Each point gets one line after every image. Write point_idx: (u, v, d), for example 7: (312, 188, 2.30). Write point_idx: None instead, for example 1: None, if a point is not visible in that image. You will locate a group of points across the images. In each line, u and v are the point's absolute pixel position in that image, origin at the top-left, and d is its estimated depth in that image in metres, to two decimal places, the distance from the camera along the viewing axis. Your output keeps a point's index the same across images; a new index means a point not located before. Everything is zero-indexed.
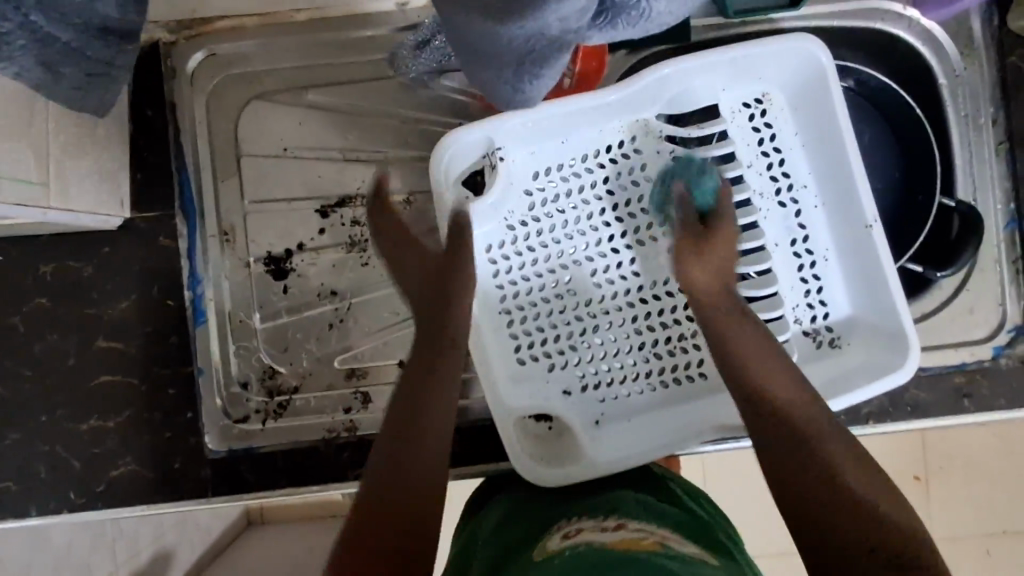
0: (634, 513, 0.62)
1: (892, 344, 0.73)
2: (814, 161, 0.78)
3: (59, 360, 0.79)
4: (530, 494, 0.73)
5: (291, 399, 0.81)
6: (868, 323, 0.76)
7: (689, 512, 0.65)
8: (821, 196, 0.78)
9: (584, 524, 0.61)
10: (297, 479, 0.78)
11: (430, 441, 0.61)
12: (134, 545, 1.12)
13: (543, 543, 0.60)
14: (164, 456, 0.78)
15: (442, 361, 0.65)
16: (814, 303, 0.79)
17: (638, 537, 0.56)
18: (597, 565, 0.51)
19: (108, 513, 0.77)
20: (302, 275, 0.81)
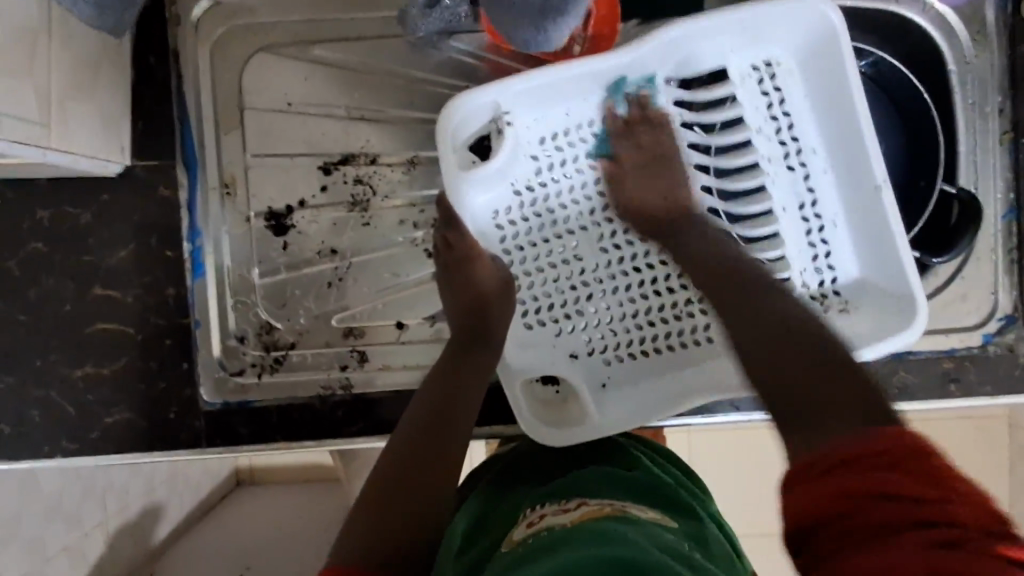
0: (595, 491, 0.65)
1: (900, 309, 0.73)
2: (826, 125, 0.78)
3: (55, 306, 0.78)
4: (507, 477, 0.75)
5: (287, 354, 0.81)
6: (877, 289, 0.77)
7: (650, 472, 0.70)
8: (830, 160, 0.79)
9: (546, 509, 0.63)
10: (291, 434, 0.79)
11: (451, 432, 0.67)
12: (123, 498, 1.13)
13: (511, 533, 0.63)
14: (159, 406, 0.79)
15: (469, 365, 0.72)
16: (823, 268, 0.80)
17: (597, 509, 0.59)
18: (549, 545, 0.54)
19: (100, 460, 0.78)
20: (302, 232, 0.81)
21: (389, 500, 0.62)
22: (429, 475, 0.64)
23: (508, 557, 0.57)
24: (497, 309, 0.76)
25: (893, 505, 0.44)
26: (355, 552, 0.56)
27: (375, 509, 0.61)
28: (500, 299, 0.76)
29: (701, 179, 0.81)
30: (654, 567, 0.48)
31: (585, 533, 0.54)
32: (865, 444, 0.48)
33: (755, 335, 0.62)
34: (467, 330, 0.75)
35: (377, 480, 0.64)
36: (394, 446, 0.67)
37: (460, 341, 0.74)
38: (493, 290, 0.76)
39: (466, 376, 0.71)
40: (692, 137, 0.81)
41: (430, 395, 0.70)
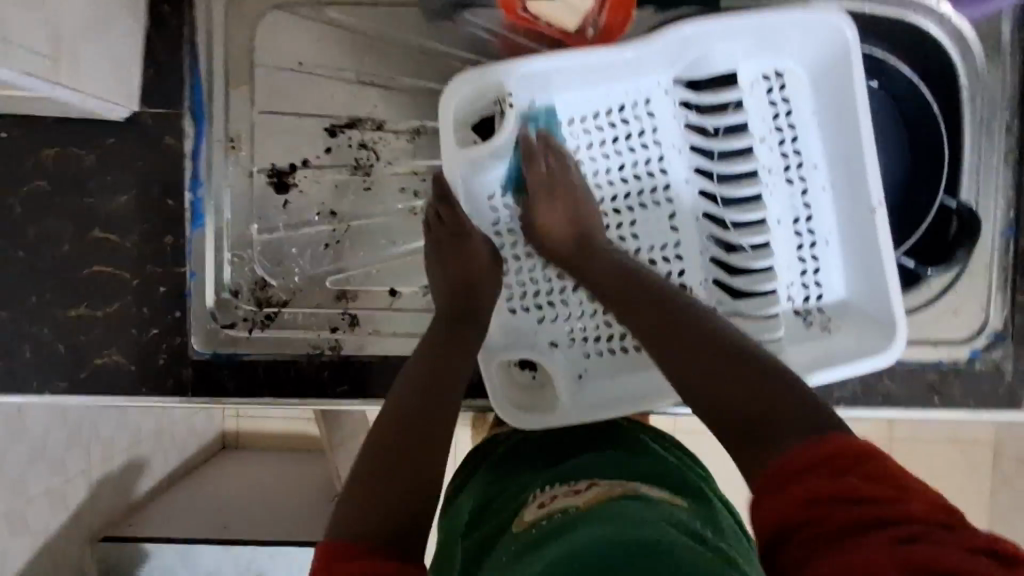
0: (605, 472, 0.64)
1: (879, 328, 0.74)
2: (829, 141, 0.77)
3: (53, 245, 0.79)
4: (508, 459, 0.75)
5: (279, 312, 0.82)
6: (860, 309, 0.77)
7: (656, 455, 0.70)
8: (829, 178, 0.78)
9: (558, 491, 0.62)
10: (277, 390, 0.79)
11: (446, 396, 0.67)
12: (108, 447, 1.14)
13: (521, 513, 0.62)
14: (148, 352, 0.79)
15: (462, 335, 0.72)
16: (809, 284, 0.80)
17: (608, 491, 0.59)
18: (565, 527, 0.54)
19: (87, 400, 0.79)
20: (303, 192, 0.82)
21: (387, 473, 0.59)
22: (423, 444, 0.62)
23: (523, 539, 0.57)
24: (486, 283, 0.76)
25: (851, 507, 0.43)
26: (355, 526, 0.54)
27: (373, 478, 0.58)
28: (490, 274, 0.76)
29: (698, 181, 0.81)
30: (662, 544, 0.47)
31: (599, 520, 0.52)
32: (824, 447, 0.47)
33: (689, 358, 0.59)
34: (458, 303, 0.74)
35: (372, 450, 0.61)
36: (386, 416, 0.65)
37: (451, 312, 0.73)
38: (483, 268, 0.76)
39: (452, 348, 0.71)
40: (695, 141, 0.81)
41: (414, 369, 0.69)
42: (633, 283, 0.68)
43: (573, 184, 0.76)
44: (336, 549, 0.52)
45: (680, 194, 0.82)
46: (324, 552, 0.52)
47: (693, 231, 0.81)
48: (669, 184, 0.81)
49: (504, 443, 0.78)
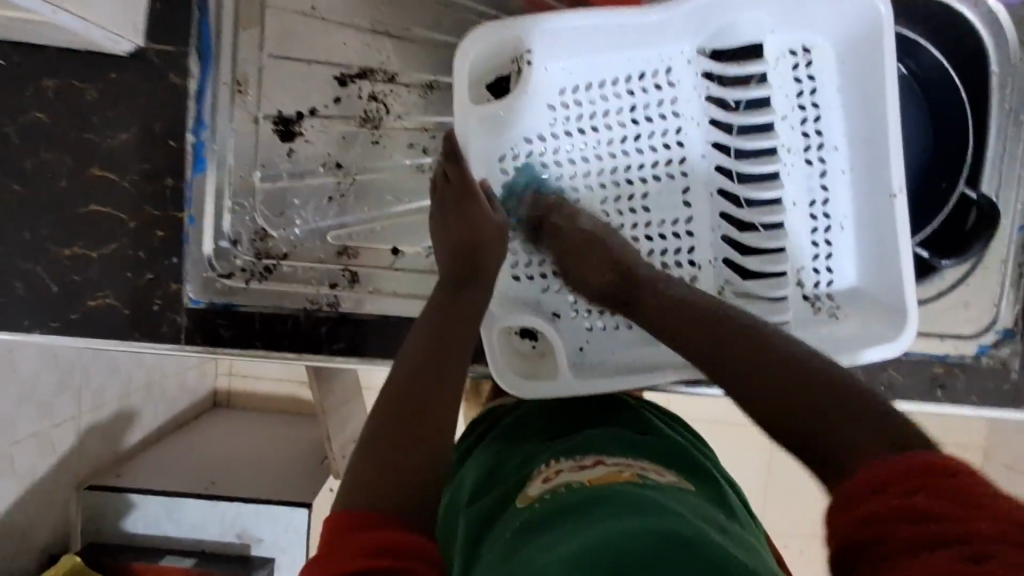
0: (614, 450, 0.63)
1: (889, 316, 0.71)
2: (852, 122, 0.74)
3: (50, 180, 0.77)
4: (514, 428, 0.73)
5: (278, 264, 0.80)
6: (872, 298, 0.74)
7: (661, 434, 0.69)
8: (849, 160, 0.75)
9: (564, 465, 0.61)
10: (273, 343, 0.78)
11: (448, 370, 0.64)
12: (97, 397, 1.12)
13: (524, 488, 0.60)
14: (143, 297, 0.78)
15: (463, 307, 0.68)
16: (821, 269, 0.78)
17: (616, 471, 0.57)
18: (576, 504, 0.52)
19: (79, 341, 0.77)
20: (309, 141, 0.80)
21: (381, 451, 0.56)
22: (419, 420, 0.59)
23: (526, 513, 0.55)
24: (490, 253, 0.71)
25: (923, 526, 0.37)
26: (372, 498, 0.52)
27: (390, 449, 0.57)
28: (493, 242, 0.72)
29: (715, 157, 0.78)
30: (696, 538, 0.46)
31: (618, 502, 0.50)
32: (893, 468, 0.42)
33: (723, 371, 0.57)
34: (460, 272, 0.70)
35: (381, 422, 0.59)
36: (389, 392, 0.62)
37: (453, 279, 0.70)
38: (486, 238, 0.71)
39: (455, 316, 0.67)
40: (714, 114, 0.78)
41: (421, 333, 0.66)
42: (684, 309, 0.63)
43: (590, 221, 0.74)
44: (348, 520, 0.50)
45: (696, 168, 0.79)
46: (337, 525, 0.50)
47: (706, 210, 0.79)
48: (684, 158, 0.79)
49: (510, 415, 0.77)
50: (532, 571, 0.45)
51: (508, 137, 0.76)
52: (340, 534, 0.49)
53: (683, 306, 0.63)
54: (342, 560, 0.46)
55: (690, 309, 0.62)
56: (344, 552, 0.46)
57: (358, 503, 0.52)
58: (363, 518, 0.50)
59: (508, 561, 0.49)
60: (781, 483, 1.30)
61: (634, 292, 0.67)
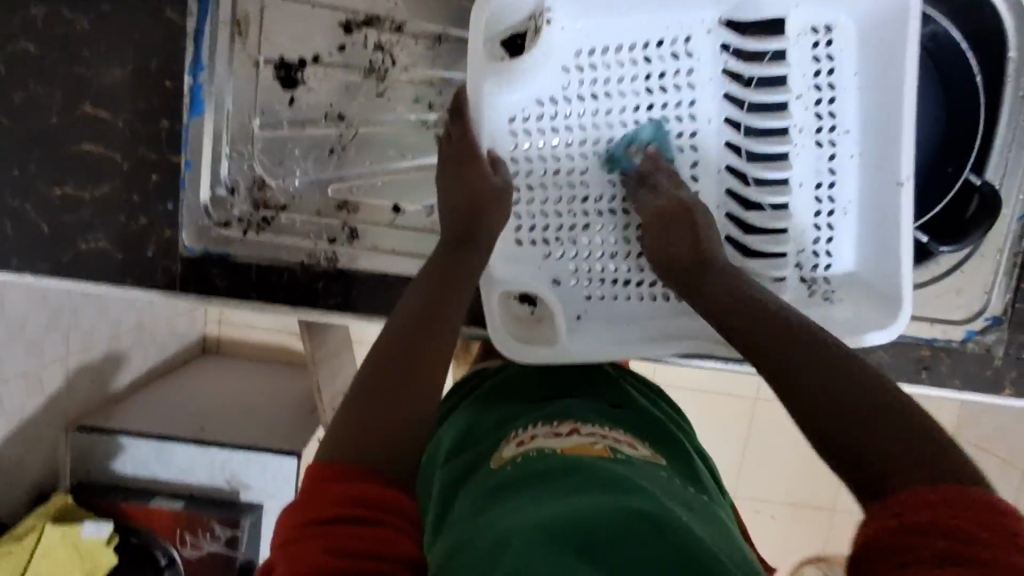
0: (593, 419, 0.64)
1: (884, 302, 0.73)
2: (867, 107, 0.72)
3: (39, 115, 0.74)
4: (497, 388, 0.74)
5: (276, 216, 0.79)
6: (868, 284, 0.75)
7: (636, 405, 0.70)
8: (859, 146, 0.74)
9: (539, 431, 0.61)
10: (268, 296, 0.77)
11: (438, 337, 0.62)
12: (86, 338, 1.11)
13: (499, 450, 0.61)
14: (137, 241, 0.76)
15: (456, 269, 0.67)
16: (820, 253, 0.77)
17: (588, 442, 0.58)
18: (554, 468, 0.53)
19: (71, 283, 0.76)
20: (310, 89, 0.77)
21: (367, 408, 0.55)
22: (412, 381, 0.57)
23: (498, 476, 0.56)
24: (491, 216, 0.70)
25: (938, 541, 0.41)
26: (364, 452, 0.51)
27: (385, 402, 0.55)
28: (497, 207, 0.70)
29: (727, 134, 0.77)
30: (664, 517, 0.47)
31: (592, 475, 0.51)
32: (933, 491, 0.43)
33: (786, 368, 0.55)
34: (458, 232, 0.69)
35: (371, 373, 0.58)
36: (377, 352, 0.60)
37: (453, 239, 0.69)
38: (488, 202, 0.70)
39: (456, 278, 0.66)
40: (729, 87, 0.75)
41: (416, 296, 0.64)
42: (746, 307, 0.62)
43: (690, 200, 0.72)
44: (326, 469, 0.50)
45: (706, 142, 0.77)
46: (317, 470, 0.50)
47: (713, 182, 0.78)
48: (696, 132, 0.77)
49: (489, 379, 0.78)
50: (506, 531, 0.46)
51: (518, 95, 0.74)
52: (317, 483, 0.49)
53: (743, 309, 0.61)
54: (319, 508, 0.47)
55: (740, 310, 0.61)
56: (321, 500, 0.47)
57: (346, 453, 0.51)
58: (344, 464, 0.50)
59: (478, 522, 0.50)
60: (758, 453, 1.33)
61: (708, 279, 0.66)
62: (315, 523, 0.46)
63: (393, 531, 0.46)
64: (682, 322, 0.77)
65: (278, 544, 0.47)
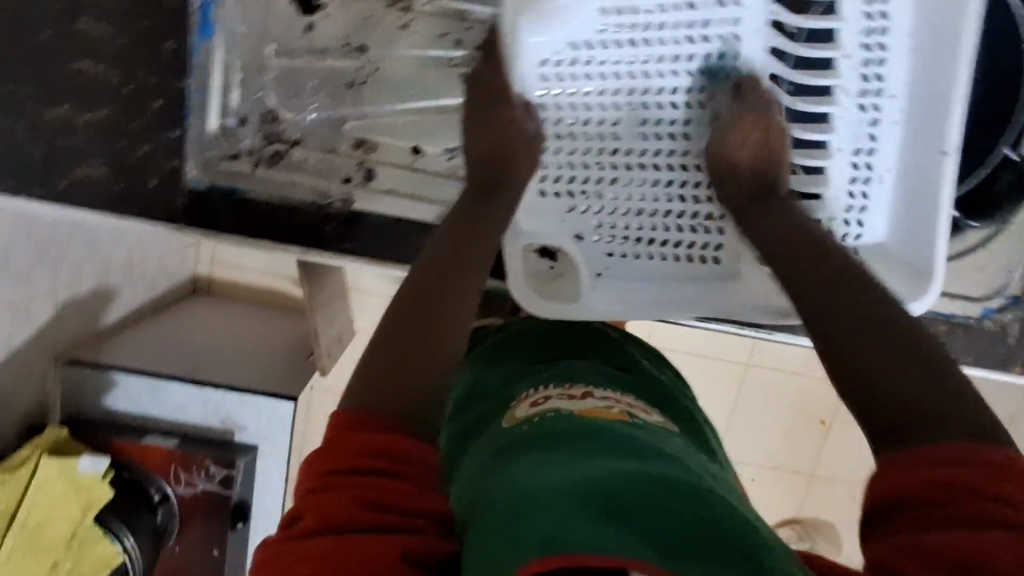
0: (603, 383, 0.63)
1: (913, 275, 0.72)
2: (916, 71, 0.69)
3: (28, 26, 0.68)
4: (509, 342, 0.72)
5: (289, 150, 0.75)
6: (898, 257, 0.74)
7: (646, 372, 0.69)
8: (902, 112, 0.71)
9: (551, 392, 0.60)
10: (277, 236, 0.74)
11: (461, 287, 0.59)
12: (75, 270, 1.07)
13: (512, 410, 0.60)
14: (139, 171, 0.72)
15: (478, 219, 0.64)
16: (851, 221, 0.75)
17: (605, 406, 0.57)
18: (562, 433, 0.52)
19: (66, 212, 0.72)
20: (328, 17, 0.72)
21: (385, 360, 0.52)
22: (433, 332, 0.55)
23: (513, 435, 0.54)
24: (517, 166, 0.68)
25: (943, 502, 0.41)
26: (388, 406, 0.49)
27: (412, 352, 0.53)
28: (524, 163, 0.68)
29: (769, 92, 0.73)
30: (688, 486, 0.46)
31: (601, 440, 0.50)
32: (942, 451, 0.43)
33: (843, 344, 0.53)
34: (486, 179, 0.67)
35: (395, 321, 0.56)
36: (398, 301, 0.57)
37: (475, 188, 0.67)
38: (513, 154, 0.67)
39: (476, 230, 0.64)
40: (776, 41, 0.71)
41: (438, 248, 0.62)
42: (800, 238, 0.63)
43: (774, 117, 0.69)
44: (348, 419, 0.48)
45: None
46: (341, 420, 0.48)
47: None
48: None
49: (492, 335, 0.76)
50: (521, 496, 0.45)
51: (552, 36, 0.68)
52: (339, 433, 0.47)
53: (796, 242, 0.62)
54: (344, 456, 0.45)
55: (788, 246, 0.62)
56: (346, 449, 0.46)
57: (373, 400, 0.49)
58: (370, 414, 0.48)
59: (494, 479, 0.49)
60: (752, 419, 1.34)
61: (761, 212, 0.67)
62: (343, 473, 0.44)
63: (422, 485, 0.45)
64: (703, 286, 0.76)
65: (304, 491, 0.45)
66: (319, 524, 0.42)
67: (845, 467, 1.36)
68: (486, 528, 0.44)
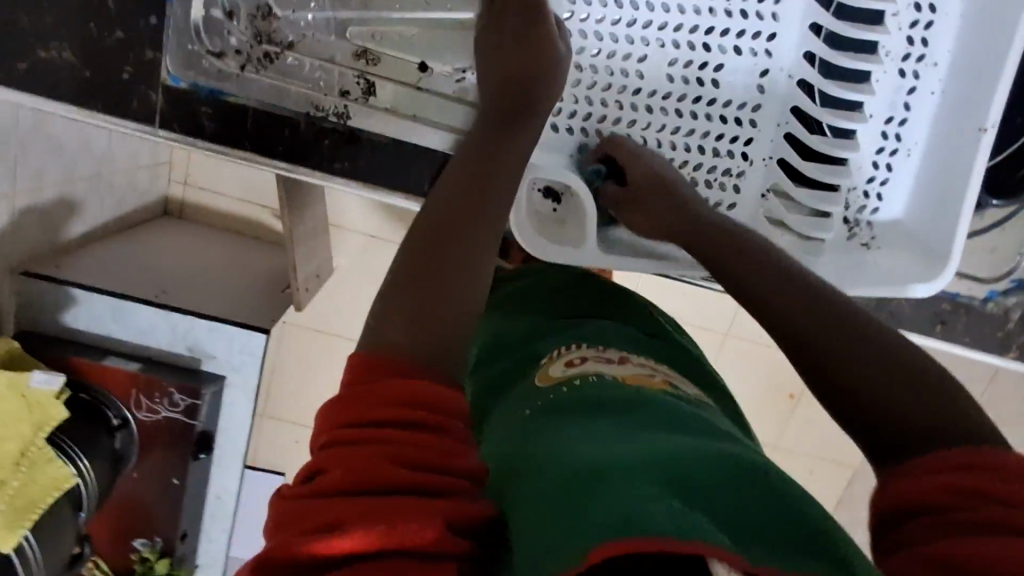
0: (636, 349, 0.59)
1: (927, 257, 0.69)
2: (964, 39, 0.66)
3: None
4: (529, 298, 0.69)
5: (283, 54, 0.67)
6: (914, 235, 0.71)
7: (671, 339, 0.65)
8: (942, 83, 0.68)
9: (587, 352, 0.57)
10: (263, 148, 0.69)
11: (485, 216, 0.52)
12: (37, 180, 0.94)
13: (545, 367, 0.57)
14: (111, 60, 0.65)
15: (504, 149, 0.57)
16: (871, 194, 0.73)
17: (645, 374, 0.54)
18: (615, 401, 0.48)
19: (28, 99, 0.65)
20: None
21: (405, 293, 0.46)
22: (453, 253, 0.48)
23: (550, 397, 0.51)
24: (542, 95, 0.61)
25: (953, 509, 0.38)
26: (384, 333, 0.44)
27: (426, 298, 0.46)
28: (546, 89, 0.61)
29: (813, 44, 0.69)
30: (742, 461, 0.42)
31: (655, 413, 0.47)
32: (955, 461, 0.40)
33: (847, 362, 0.48)
34: (507, 104, 0.60)
35: (414, 251, 0.48)
36: (426, 223, 0.50)
37: (507, 109, 0.59)
38: (535, 81, 0.61)
39: (497, 160, 0.56)
40: None
41: (456, 177, 0.54)
42: (770, 278, 0.54)
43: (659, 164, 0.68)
44: (365, 364, 0.42)
45: (781, 48, 0.70)
46: (363, 364, 0.42)
47: (780, 97, 0.71)
48: (774, 36, 0.69)
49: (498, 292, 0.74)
50: (564, 467, 0.41)
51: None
52: (356, 388, 0.41)
53: (761, 263, 0.55)
54: (367, 406, 0.40)
55: (759, 261, 0.56)
56: (373, 397, 0.40)
57: (370, 332, 0.45)
58: (395, 356, 0.43)
59: (539, 438, 0.46)
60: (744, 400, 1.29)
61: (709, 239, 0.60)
62: (355, 426, 0.39)
63: (456, 442, 0.40)
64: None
65: (321, 447, 0.40)
66: (343, 484, 0.37)
67: (822, 454, 1.34)
68: (532, 486, 0.41)
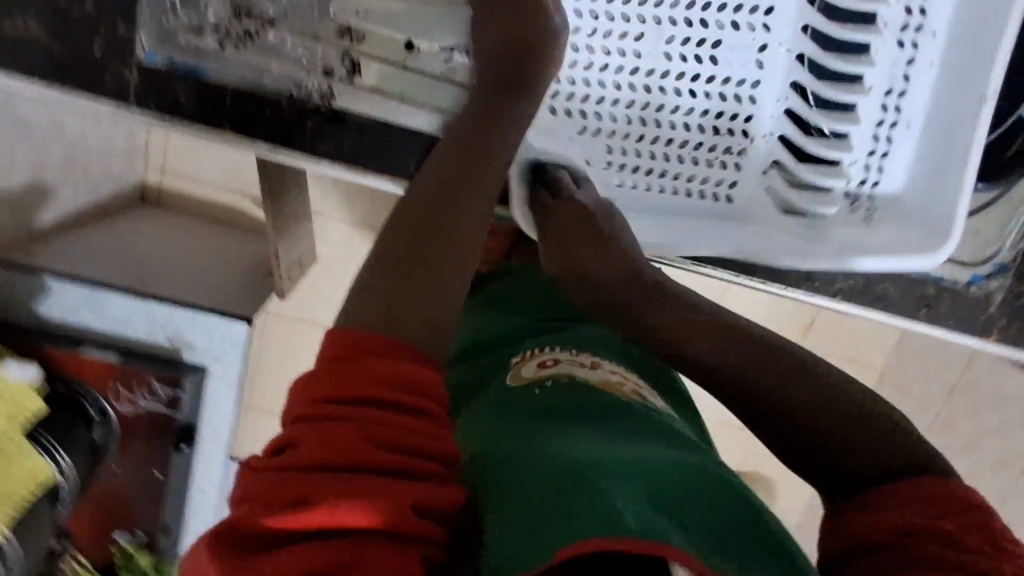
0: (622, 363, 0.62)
1: (930, 228, 0.69)
2: (963, 7, 0.65)
3: None
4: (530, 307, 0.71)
5: (265, 30, 0.64)
6: (915, 208, 0.72)
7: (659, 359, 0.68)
8: (941, 54, 0.68)
9: (559, 355, 0.59)
10: (244, 127, 0.67)
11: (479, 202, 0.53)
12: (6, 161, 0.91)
13: (517, 367, 0.59)
14: (82, 32, 0.62)
15: (488, 142, 0.58)
16: (871, 168, 0.73)
17: (614, 381, 0.56)
18: (593, 405, 0.51)
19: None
20: None
21: (390, 269, 0.46)
22: (444, 216, 0.51)
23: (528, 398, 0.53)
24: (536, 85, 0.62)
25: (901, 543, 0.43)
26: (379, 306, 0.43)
27: (419, 272, 0.46)
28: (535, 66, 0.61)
29: (811, 17, 0.68)
30: (708, 473, 0.44)
31: (653, 429, 0.49)
32: (910, 498, 0.46)
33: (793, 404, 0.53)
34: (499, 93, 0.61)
35: (403, 213, 0.51)
36: (415, 195, 0.52)
37: (495, 86, 0.62)
38: (523, 62, 0.61)
39: (483, 151, 0.57)
40: None
41: (437, 168, 0.55)
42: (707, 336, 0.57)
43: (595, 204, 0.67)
44: (350, 340, 0.41)
45: (779, 23, 0.69)
46: (338, 339, 0.41)
47: (779, 74, 0.71)
48: (772, 10, 0.68)
49: (494, 290, 0.77)
50: (571, 463, 0.41)
51: None
52: (336, 361, 0.40)
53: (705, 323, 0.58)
54: (347, 385, 0.38)
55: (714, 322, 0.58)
56: (358, 375, 0.39)
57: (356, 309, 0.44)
58: (394, 337, 0.42)
59: (557, 434, 0.46)
60: None
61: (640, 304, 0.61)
62: (330, 399, 0.38)
63: (437, 423, 0.40)
64: (723, 225, 0.74)
65: (291, 419, 0.39)
66: (310, 459, 0.36)
67: None
68: (545, 479, 0.41)
